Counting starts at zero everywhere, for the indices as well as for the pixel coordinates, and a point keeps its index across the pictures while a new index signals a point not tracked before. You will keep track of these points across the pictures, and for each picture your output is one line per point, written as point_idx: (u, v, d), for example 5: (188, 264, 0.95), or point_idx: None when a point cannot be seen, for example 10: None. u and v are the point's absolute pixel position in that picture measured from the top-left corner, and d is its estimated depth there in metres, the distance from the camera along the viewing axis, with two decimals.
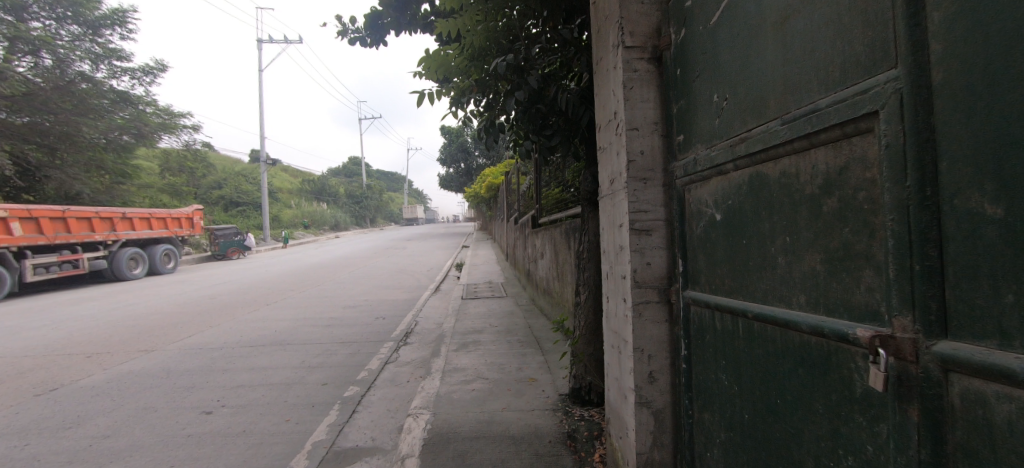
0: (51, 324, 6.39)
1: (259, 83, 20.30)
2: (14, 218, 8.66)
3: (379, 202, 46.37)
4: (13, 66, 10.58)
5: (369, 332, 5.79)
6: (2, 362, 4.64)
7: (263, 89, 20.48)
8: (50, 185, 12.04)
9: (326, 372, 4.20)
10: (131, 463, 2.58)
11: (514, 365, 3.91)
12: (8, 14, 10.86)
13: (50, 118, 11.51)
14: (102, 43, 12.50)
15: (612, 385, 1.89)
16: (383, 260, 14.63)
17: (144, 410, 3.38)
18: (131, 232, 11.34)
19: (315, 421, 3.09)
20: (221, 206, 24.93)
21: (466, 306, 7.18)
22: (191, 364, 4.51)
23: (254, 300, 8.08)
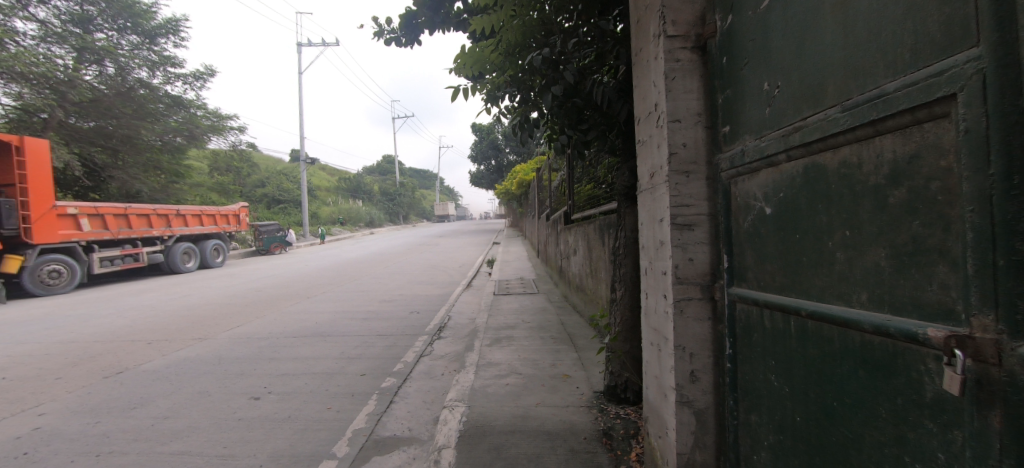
0: (116, 313, 6.92)
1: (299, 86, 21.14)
2: (83, 215, 9.39)
3: (413, 200, 47.38)
4: (82, 75, 11.44)
5: (405, 326, 5.94)
6: (76, 346, 5.07)
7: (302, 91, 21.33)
8: (113, 185, 13.01)
9: (365, 363, 4.34)
10: (188, 443, 2.76)
11: (548, 361, 3.90)
12: (76, 27, 11.81)
13: (113, 122, 12.44)
14: (158, 51, 13.39)
15: (651, 384, 1.86)
16: (417, 256, 14.94)
17: (198, 394, 3.61)
18: (185, 228, 12.13)
19: (356, 410, 3.20)
20: (265, 204, 26.17)
21: (499, 302, 7.23)
22: (240, 353, 4.77)
23: (297, 293, 8.46)
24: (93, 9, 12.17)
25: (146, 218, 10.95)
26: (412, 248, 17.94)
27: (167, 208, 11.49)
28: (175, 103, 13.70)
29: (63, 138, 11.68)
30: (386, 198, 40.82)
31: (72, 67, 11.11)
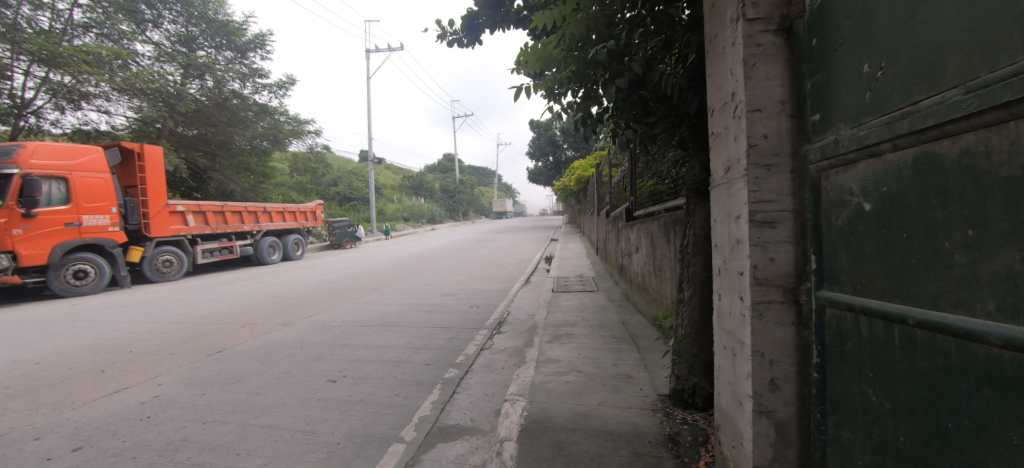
0: (215, 299, 7.81)
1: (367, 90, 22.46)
2: (189, 212, 10.65)
3: (472, 197, 48.52)
4: (187, 89, 12.83)
5: (465, 319, 6.10)
6: (185, 327, 5.78)
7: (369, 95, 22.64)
8: (213, 185, 14.74)
9: (429, 354, 4.53)
10: (276, 418, 3.05)
11: (610, 361, 3.83)
12: (182, 47, 13.48)
13: (212, 129, 14.02)
14: (248, 64, 14.92)
15: (724, 390, 1.76)
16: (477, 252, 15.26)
17: (283, 375, 3.97)
18: (270, 224, 13.39)
19: (422, 398, 3.36)
20: (337, 202, 28.03)
21: (557, 299, 7.19)
22: (317, 338, 5.18)
23: (366, 285, 9.02)
24: (196, 30, 13.82)
25: (239, 215, 12.22)
26: (471, 244, 18.38)
27: (255, 206, 12.73)
28: (263, 110, 15.11)
29: (173, 144, 13.36)
30: (447, 196, 42.20)
31: (179, 83, 12.50)
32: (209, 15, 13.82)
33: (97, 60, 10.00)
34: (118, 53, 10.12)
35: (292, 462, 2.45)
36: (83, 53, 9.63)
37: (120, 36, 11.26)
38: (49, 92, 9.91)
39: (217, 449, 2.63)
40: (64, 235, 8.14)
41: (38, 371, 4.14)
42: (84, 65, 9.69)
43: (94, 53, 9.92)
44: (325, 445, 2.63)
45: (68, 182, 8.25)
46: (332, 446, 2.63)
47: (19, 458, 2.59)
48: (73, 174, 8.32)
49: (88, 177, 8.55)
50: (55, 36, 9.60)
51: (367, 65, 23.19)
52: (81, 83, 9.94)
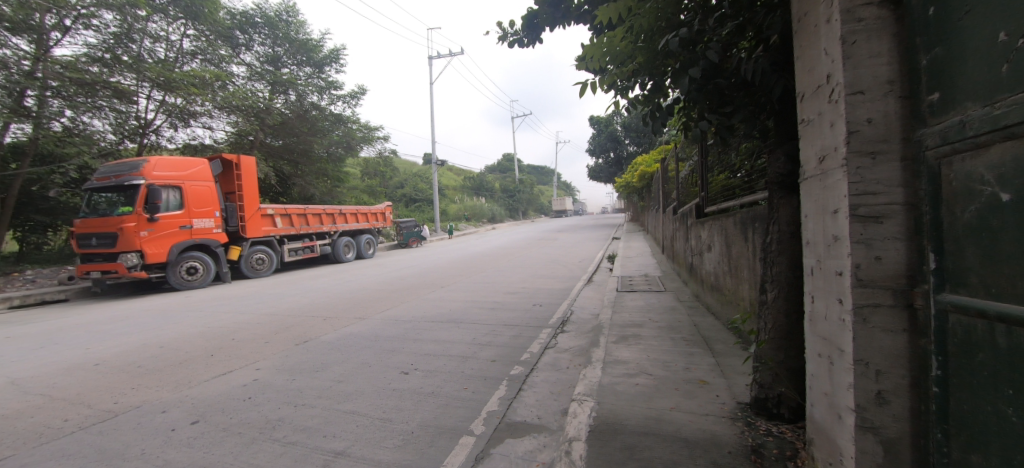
0: (300, 293, 8.57)
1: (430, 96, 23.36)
2: (277, 215, 11.77)
3: (532, 196, 48.70)
4: (274, 104, 14.21)
5: (529, 318, 6.13)
6: (277, 318, 6.41)
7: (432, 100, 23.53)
8: (295, 189, 16.24)
9: (494, 350, 4.62)
10: (357, 405, 3.29)
11: (682, 364, 3.66)
12: (269, 66, 14.94)
13: (295, 139, 15.34)
14: (325, 78, 16.14)
15: (818, 401, 1.62)
16: (537, 251, 15.29)
17: (361, 365, 4.25)
18: (346, 224, 14.40)
19: (489, 394, 3.43)
20: (404, 203, 29.46)
21: (623, 299, 6.99)
22: (391, 332, 5.49)
23: (433, 282, 9.40)
24: (281, 50, 15.24)
25: (319, 217, 13.28)
26: (532, 243, 18.46)
27: (332, 208, 13.77)
28: (338, 120, 16.28)
29: (264, 154, 14.83)
30: (507, 195, 42.76)
31: (267, 98, 13.88)
32: (292, 35, 15.18)
33: (202, 83, 11.38)
34: (218, 76, 11.45)
35: (371, 447, 2.62)
36: (191, 77, 10.99)
37: (219, 60, 12.75)
38: (165, 113, 11.42)
39: (307, 430, 2.88)
40: (177, 236, 9.36)
41: (164, 353, 4.80)
42: (192, 87, 11.08)
43: (199, 76, 11.30)
44: (400, 433, 2.77)
45: (182, 190, 9.50)
46: (406, 434, 2.77)
47: (151, 428, 3.02)
48: (186, 184, 9.58)
49: (198, 185, 9.84)
50: (169, 64, 11.04)
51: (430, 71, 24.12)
52: (190, 103, 11.40)
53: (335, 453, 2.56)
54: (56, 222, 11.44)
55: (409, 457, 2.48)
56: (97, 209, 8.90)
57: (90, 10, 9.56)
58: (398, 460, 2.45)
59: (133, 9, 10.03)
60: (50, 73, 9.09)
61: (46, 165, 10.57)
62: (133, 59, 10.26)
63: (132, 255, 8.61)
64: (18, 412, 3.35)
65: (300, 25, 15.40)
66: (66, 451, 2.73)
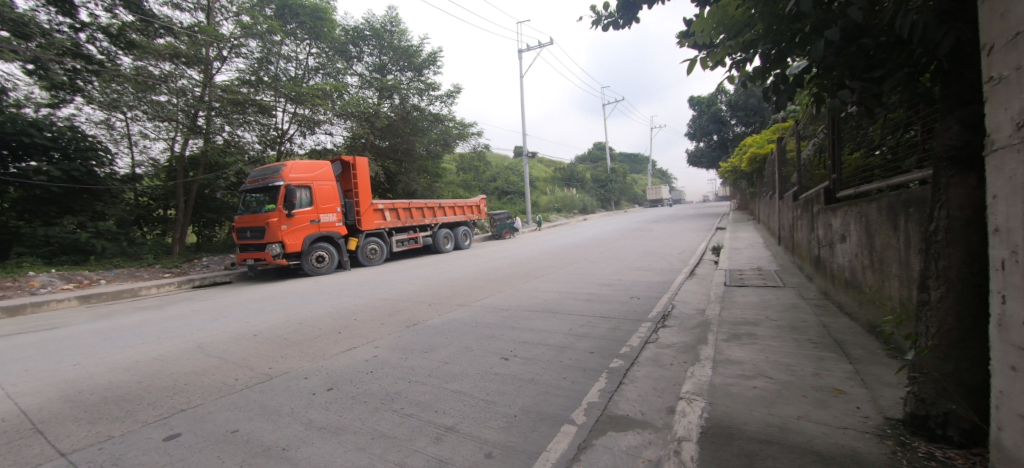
0: (406, 281, 9.37)
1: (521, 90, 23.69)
2: (386, 209, 12.93)
3: (625, 185, 46.89)
4: (381, 108, 15.59)
5: (626, 311, 5.92)
6: (390, 303, 7.10)
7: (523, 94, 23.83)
8: (400, 186, 17.69)
9: (592, 342, 4.57)
10: (462, 385, 3.50)
11: (809, 369, 3.25)
12: (377, 74, 16.39)
13: (399, 139, 16.66)
14: (425, 80, 17.27)
15: (1013, 425, 1.31)
16: (633, 242, 14.72)
17: (464, 349, 4.51)
18: (444, 217, 15.33)
19: (589, 384, 3.40)
20: (496, 196, 30.40)
21: (731, 294, 6.41)
22: (489, 319, 5.73)
23: (526, 272, 9.60)
24: (386, 58, 16.63)
25: (422, 210, 14.31)
26: (626, 234, 17.79)
27: (433, 202, 14.74)
28: (437, 119, 17.29)
29: (374, 155, 16.39)
30: (598, 185, 41.79)
31: (375, 103, 15.26)
32: (395, 43, 16.47)
33: (324, 94, 12.92)
34: (335, 86, 12.97)
35: (479, 425, 2.77)
36: (316, 90, 12.57)
37: (336, 73, 14.24)
38: (296, 123, 13.18)
39: (421, 404, 3.15)
40: (308, 229, 10.81)
41: (303, 329, 5.61)
42: (316, 99, 12.62)
43: (322, 89, 12.86)
44: (504, 416, 2.89)
45: (311, 189, 10.93)
46: (510, 417, 2.88)
47: (297, 391, 3.56)
48: (314, 183, 11.00)
49: (323, 184, 11.25)
50: (298, 80, 12.68)
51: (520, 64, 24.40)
52: (315, 113, 13.01)
53: (446, 428, 2.76)
54: (220, 218, 14.02)
55: (514, 439, 2.58)
56: (250, 207, 10.65)
57: (239, 41, 11.39)
58: (503, 441, 2.56)
59: (270, 36, 11.72)
60: (213, 96, 11.05)
61: (212, 172, 12.90)
62: (271, 78, 12.01)
63: (276, 246, 10.16)
64: (204, 370, 4.20)
65: (402, 33, 16.62)
66: (238, 404, 3.34)
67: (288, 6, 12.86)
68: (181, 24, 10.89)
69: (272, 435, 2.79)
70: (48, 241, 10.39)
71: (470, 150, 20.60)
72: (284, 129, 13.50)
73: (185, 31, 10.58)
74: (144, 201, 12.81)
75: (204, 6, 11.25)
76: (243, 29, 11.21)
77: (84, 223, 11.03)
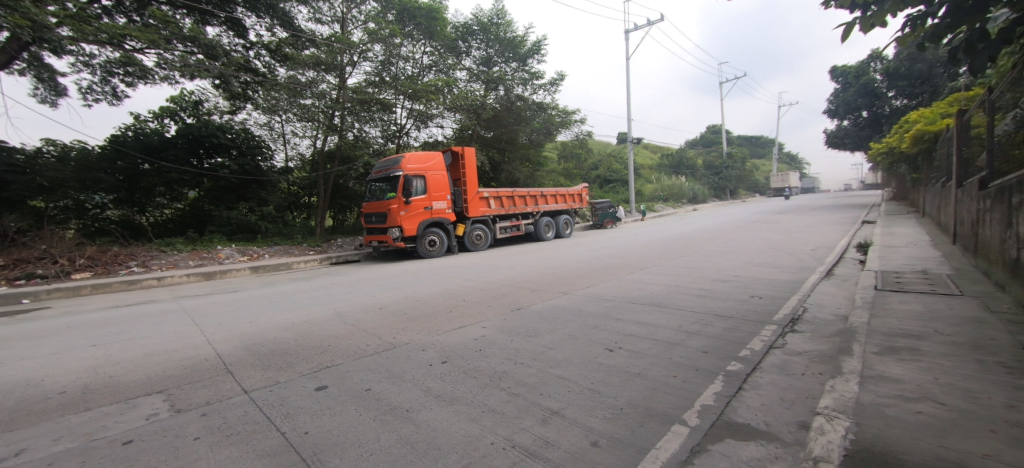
0: (508, 267, 9.66)
1: (627, 73, 22.67)
2: (491, 197, 13.46)
3: (744, 172, 42.22)
4: (488, 99, 16.19)
5: (744, 311, 5.36)
6: (494, 287, 7.43)
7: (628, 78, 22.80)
8: (503, 175, 18.18)
9: (705, 341, 4.24)
10: (565, 372, 3.53)
11: (1001, 399, 2.61)
12: (484, 66, 17.03)
13: (504, 129, 17.18)
14: (529, 69, 17.49)
15: None
16: (753, 235, 13.21)
17: (568, 336, 4.53)
18: (546, 205, 15.47)
19: (702, 385, 3.18)
20: (598, 184, 29.69)
21: (883, 300, 5.41)
22: (591, 309, 5.66)
23: (630, 263, 9.23)
24: (493, 51, 17.15)
25: (524, 199, 14.64)
26: (744, 226, 16.06)
27: (535, 190, 14.95)
28: (540, 108, 17.48)
29: (480, 145, 17.13)
30: (712, 173, 38.25)
31: (483, 95, 15.89)
32: (501, 35, 16.92)
33: (438, 90, 13.84)
34: (446, 82, 13.57)
35: (585, 413, 2.78)
36: (429, 86, 13.31)
37: (446, 69, 15.03)
38: (413, 117, 14.30)
39: (527, 385, 3.26)
40: (422, 215, 11.75)
41: (420, 306, 6.18)
42: (430, 94, 13.47)
43: (435, 85, 13.59)
44: (610, 407, 2.85)
45: (425, 178, 11.85)
46: (616, 409, 2.83)
47: (416, 360, 3.93)
48: (428, 173, 11.89)
49: (435, 174, 12.12)
50: (414, 78, 13.71)
51: (627, 45, 23.31)
52: (430, 108, 14.00)
53: (552, 411, 2.82)
54: (351, 205, 16.00)
55: (621, 431, 2.53)
56: (375, 195, 11.91)
57: (367, 46, 12.71)
58: (610, 432, 2.52)
59: (392, 39, 12.88)
60: (346, 97, 12.58)
61: (345, 165, 14.68)
62: (392, 78, 13.21)
63: (395, 230, 11.25)
64: (343, 334, 4.87)
65: (508, 25, 16.96)
66: (369, 366, 3.82)
67: (406, 10, 13.99)
68: (319, 35, 12.58)
69: (398, 397, 3.14)
70: (229, 222, 12.97)
71: (572, 138, 20.40)
72: (401, 123, 14.65)
73: (325, 42, 12.10)
74: (294, 189, 14.90)
75: (339, 18, 12.88)
76: (370, 35, 12.52)
77: (253, 208, 13.50)
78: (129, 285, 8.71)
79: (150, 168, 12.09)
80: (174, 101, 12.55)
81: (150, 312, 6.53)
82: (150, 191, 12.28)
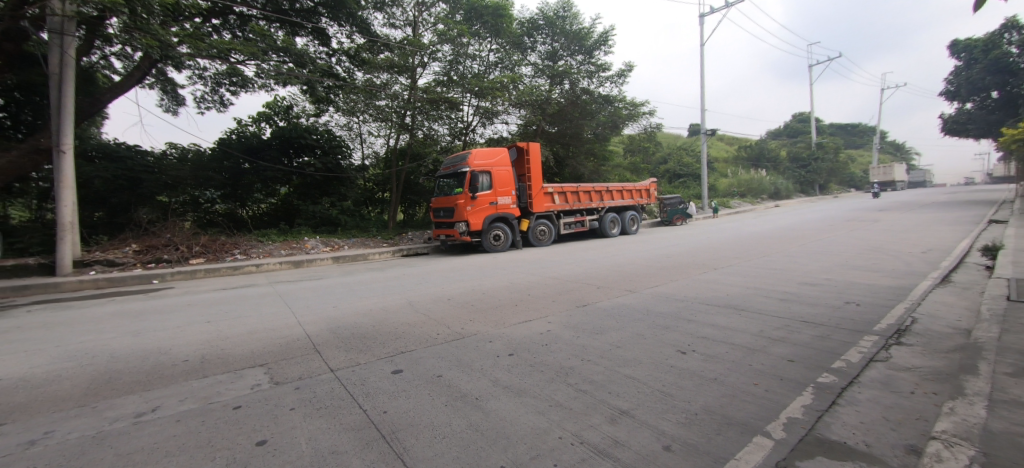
0: (571, 263, 9.56)
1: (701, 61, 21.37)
2: (556, 193, 13.37)
3: (836, 164, 37.99)
4: (552, 94, 16.08)
5: (837, 318, 4.84)
6: (558, 283, 7.39)
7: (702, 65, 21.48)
8: (568, 170, 17.95)
9: (791, 349, 3.90)
10: (634, 372, 3.42)
11: None
12: (549, 61, 16.92)
13: (569, 124, 16.94)
14: (595, 61, 17.11)
15: None
16: (847, 235, 11.86)
17: (636, 336, 4.39)
18: (612, 201, 15.08)
19: (788, 396, 2.93)
20: (667, 179, 28.37)
21: (1018, 314, 4.62)
22: (660, 309, 5.42)
23: (702, 263, 8.70)
24: (558, 45, 16.97)
25: (590, 194, 14.37)
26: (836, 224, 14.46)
27: (601, 186, 14.63)
28: (606, 101, 17.08)
29: (545, 140, 17.08)
30: (797, 166, 34.89)
31: (547, 90, 15.82)
32: (567, 29, 16.69)
33: (503, 87, 13.98)
34: (512, 78, 13.69)
35: (655, 415, 2.68)
36: (495, 83, 13.50)
37: (512, 65, 15.02)
38: (479, 114, 14.60)
39: (594, 383, 3.22)
40: (488, 210, 11.99)
41: (485, 298, 6.32)
42: (496, 91, 13.67)
43: (501, 82, 13.76)
44: (683, 411, 2.73)
45: (491, 174, 12.07)
46: (690, 414, 2.70)
47: (484, 351, 4.04)
48: (493, 169, 12.09)
49: (501, 169, 12.30)
50: (481, 76, 13.93)
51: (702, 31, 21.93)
52: (496, 104, 14.19)
53: (621, 410, 2.76)
54: (421, 200, 16.75)
55: (696, 437, 2.41)
56: (443, 190, 12.35)
57: (437, 46, 13.15)
58: (684, 437, 2.42)
59: (460, 38, 13.23)
60: (417, 97, 13.15)
61: (415, 162, 15.43)
62: (460, 77, 13.56)
63: (462, 225, 11.59)
64: (414, 322, 5.13)
65: (574, 17, 16.72)
66: (440, 354, 3.98)
67: (474, 9, 14.28)
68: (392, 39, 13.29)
69: (467, 385, 3.25)
70: (315, 216, 14.15)
71: (639, 130, 19.67)
72: (468, 121, 15.06)
73: (398, 46, 12.72)
74: (370, 186, 15.87)
75: (411, 21, 13.50)
76: (440, 36, 12.95)
77: (335, 203, 14.63)
78: (233, 270, 9.87)
79: (249, 167, 13.50)
80: (268, 107, 13.94)
81: (250, 295, 7.35)
82: (250, 188, 13.63)
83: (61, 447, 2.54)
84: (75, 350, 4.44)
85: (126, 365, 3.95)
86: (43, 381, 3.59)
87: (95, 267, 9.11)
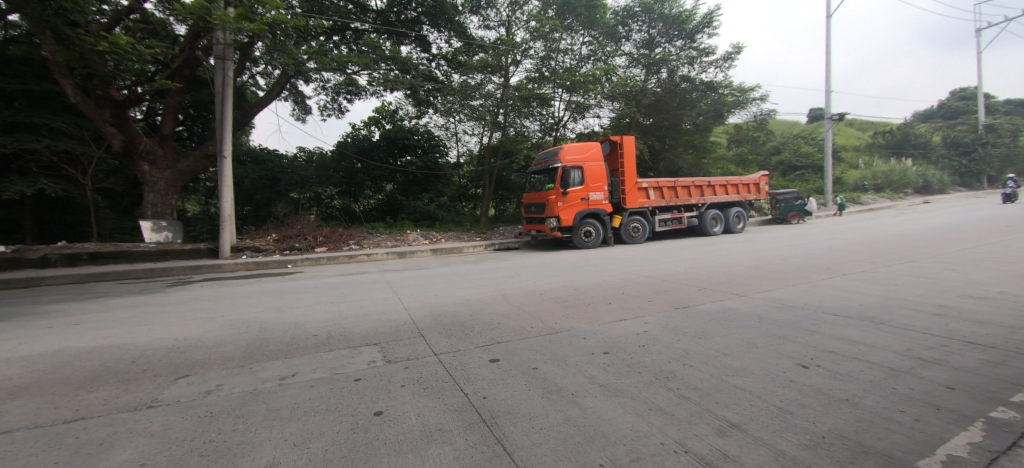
0: (666, 262, 9.07)
1: (827, 36, 18.66)
2: (651, 188, 12.72)
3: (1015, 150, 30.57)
4: (649, 84, 15.29)
5: (1016, 341, 3.91)
6: (653, 282, 7.04)
7: (828, 41, 18.72)
8: (665, 163, 16.99)
9: (951, 374, 3.24)
10: (745, 383, 3.13)
11: None
12: (646, 48, 16.08)
13: (666, 115, 15.96)
14: (697, 46, 15.90)
15: None
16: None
17: (746, 344, 4.01)
18: (714, 196, 13.95)
19: (948, 430, 2.45)
20: (781, 171, 25.38)
21: None
22: (775, 316, 4.88)
23: (826, 267, 7.62)
24: (656, 32, 16.01)
25: (688, 189, 13.44)
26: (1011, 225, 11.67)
27: (701, 180, 13.60)
28: (709, 88, 15.82)
29: (640, 133, 16.34)
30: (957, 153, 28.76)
31: (643, 79, 15.06)
32: (666, 13, 15.66)
33: (596, 80, 13.62)
34: (606, 70, 13.33)
35: (772, 432, 2.44)
36: (588, 76, 13.23)
37: (606, 56, 14.55)
38: (571, 109, 14.50)
39: (699, 390, 3.02)
40: (579, 206, 11.85)
41: (577, 295, 6.27)
42: (589, 85, 13.40)
43: (594, 75, 13.42)
44: (807, 432, 2.44)
45: (583, 169, 11.89)
46: (815, 436, 2.40)
47: (578, 348, 4.01)
48: (586, 164, 11.91)
49: (593, 165, 12.08)
50: (573, 70, 13.70)
51: (829, 0, 19.07)
52: (588, 98, 13.95)
53: (730, 423, 2.55)
54: (512, 195, 17.14)
55: (823, 463, 2.14)
56: (535, 186, 12.47)
57: (529, 43, 13.30)
58: (807, 460, 2.17)
59: (552, 34, 13.18)
60: (509, 95, 13.45)
61: (507, 158, 15.85)
62: (552, 72, 13.52)
63: (553, 221, 11.60)
64: (507, 315, 5.29)
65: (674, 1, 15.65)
66: (534, 347, 4.05)
67: (567, 3, 14.12)
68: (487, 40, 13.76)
69: (563, 379, 3.27)
70: (416, 210, 15.18)
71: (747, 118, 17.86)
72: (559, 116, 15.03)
73: (492, 46, 13.07)
74: (464, 183, 16.65)
75: (505, 21, 13.80)
76: (534, 34, 13.06)
77: (433, 199, 15.59)
78: (348, 258, 11.12)
79: (362, 166, 15.01)
80: (378, 111, 15.39)
81: (362, 280, 8.20)
82: (362, 184, 15.18)
83: (228, 398, 3.10)
84: (234, 319, 5.37)
85: (271, 335, 4.69)
86: (213, 343, 4.40)
87: (246, 252, 10.94)
